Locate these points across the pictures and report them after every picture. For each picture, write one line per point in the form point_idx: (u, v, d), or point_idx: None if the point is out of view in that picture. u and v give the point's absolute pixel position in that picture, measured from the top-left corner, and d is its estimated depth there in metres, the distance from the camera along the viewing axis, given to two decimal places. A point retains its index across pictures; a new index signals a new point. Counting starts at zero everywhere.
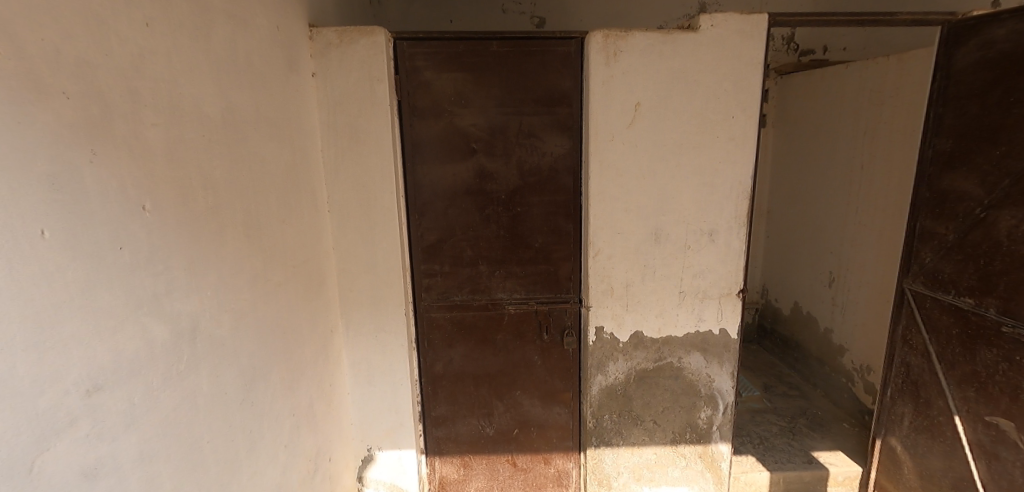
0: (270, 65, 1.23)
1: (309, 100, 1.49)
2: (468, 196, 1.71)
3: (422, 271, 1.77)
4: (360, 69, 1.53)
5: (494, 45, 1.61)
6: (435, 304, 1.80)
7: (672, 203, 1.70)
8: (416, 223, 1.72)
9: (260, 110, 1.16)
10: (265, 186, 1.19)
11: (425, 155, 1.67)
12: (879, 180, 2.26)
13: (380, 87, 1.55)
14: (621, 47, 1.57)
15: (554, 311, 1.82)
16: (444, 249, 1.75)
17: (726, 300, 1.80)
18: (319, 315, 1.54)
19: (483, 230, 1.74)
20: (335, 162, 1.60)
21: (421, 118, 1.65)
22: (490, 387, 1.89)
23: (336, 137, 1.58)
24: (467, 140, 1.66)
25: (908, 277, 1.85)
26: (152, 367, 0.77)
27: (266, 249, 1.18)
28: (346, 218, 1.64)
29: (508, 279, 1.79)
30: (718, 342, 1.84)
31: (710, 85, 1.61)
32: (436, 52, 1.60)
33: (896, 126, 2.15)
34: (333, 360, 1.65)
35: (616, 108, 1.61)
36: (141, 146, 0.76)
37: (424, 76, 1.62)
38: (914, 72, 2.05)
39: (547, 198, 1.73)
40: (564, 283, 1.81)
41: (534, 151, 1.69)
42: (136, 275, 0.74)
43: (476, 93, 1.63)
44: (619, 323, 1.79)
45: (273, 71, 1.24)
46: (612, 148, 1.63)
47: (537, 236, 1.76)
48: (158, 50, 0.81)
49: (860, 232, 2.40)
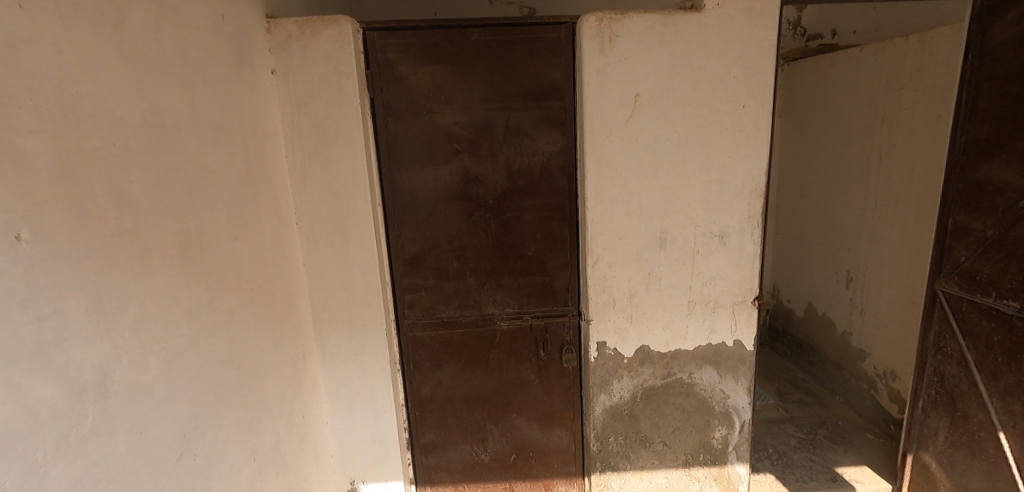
0: (214, 61, 1.07)
1: (268, 101, 1.33)
2: (453, 202, 1.55)
3: (404, 286, 1.61)
4: (326, 64, 1.37)
5: (475, 33, 1.44)
6: (420, 322, 1.64)
7: (678, 204, 1.53)
8: (395, 234, 1.56)
9: (198, 113, 1.00)
10: (209, 201, 1.02)
11: (403, 159, 1.51)
12: (899, 172, 2.09)
13: (348, 83, 1.38)
14: (617, 31, 1.40)
15: (551, 326, 1.66)
16: (427, 261, 1.59)
17: (740, 309, 1.63)
18: (287, 340, 1.38)
19: (471, 240, 1.58)
20: (303, 169, 1.43)
21: (397, 117, 1.48)
22: (483, 410, 1.73)
23: (302, 140, 1.42)
24: (449, 140, 1.50)
25: (940, 278, 1.68)
26: (38, 438, 0.61)
27: (212, 274, 1.02)
28: (317, 230, 1.48)
29: (499, 292, 1.63)
30: (733, 355, 1.68)
31: (718, 71, 1.44)
32: (411, 43, 1.44)
33: (918, 113, 1.98)
34: (307, 388, 1.49)
35: (613, 100, 1.44)
36: (14, 159, 0.60)
37: (398, 70, 1.45)
38: (939, 52, 1.88)
39: (539, 202, 1.57)
40: (561, 295, 1.64)
41: (523, 150, 1.52)
42: (11, 323, 0.58)
43: (457, 88, 1.47)
44: (623, 337, 1.63)
45: (217, 68, 1.08)
46: (609, 144, 1.47)
47: (530, 244, 1.59)
48: (41, 37, 0.65)
49: (880, 228, 2.23)
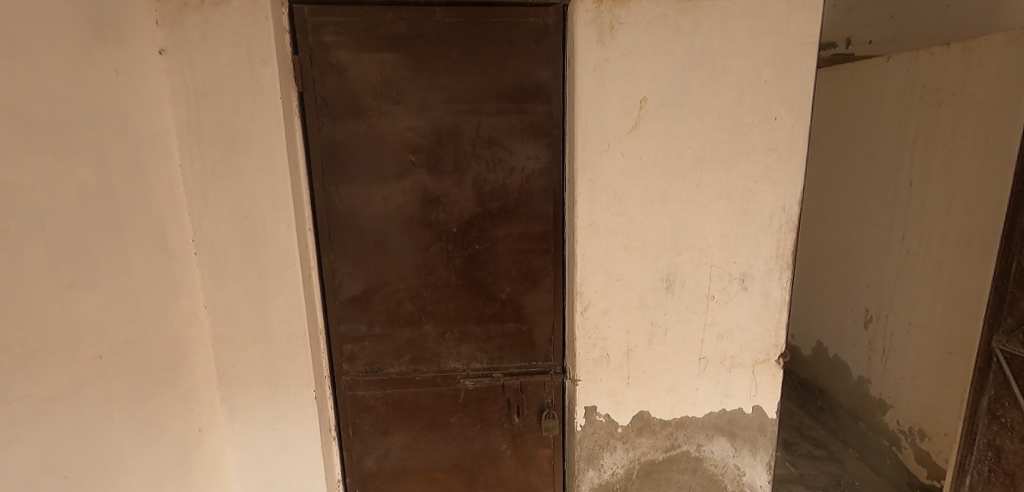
0: (16, 27, 0.73)
1: (147, 89, 0.99)
2: (407, 230, 1.21)
3: (342, 335, 1.26)
4: (232, 44, 1.03)
5: (437, 14, 1.12)
6: (362, 380, 1.28)
7: (690, 238, 1.22)
8: (332, 268, 1.22)
9: None
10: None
11: (342, 172, 1.17)
12: (937, 200, 1.84)
13: (264, 71, 1.04)
14: (620, 17, 1.09)
15: (529, 386, 1.33)
16: (373, 302, 1.24)
17: (762, 369, 1.32)
18: (168, 413, 1.03)
19: (430, 277, 1.24)
20: (202, 183, 1.08)
21: (335, 118, 1.15)
22: (441, 487, 1.38)
23: (200, 143, 1.07)
24: (402, 149, 1.17)
25: (999, 333, 1.40)
26: None
27: (0, 348, 0.68)
28: (223, 265, 1.12)
29: (464, 343, 1.29)
30: (751, 424, 1.36)
31: (746, 73, 1.13)
32: (352, 23, 1.11)
33: (961, 134, 1.73)
34: (202, 471, 1.13)
35: (613, 106, 1.12)
36: None
37: (336, 57, 1.12)
38: (990, 63, 1.62)
39: (516, 231, 1.24)
40: (542, 348, 1.31)
41: (496, 165, 1.19)
42: None
43: (414, 83, 1.14)
44: (617, 402, 1.30)
45: (21, 38, 0.74)
46: (606, 162, 1.15)
47: (503, 285, 1.26)
48: None
49: (911, 263, 1.97)
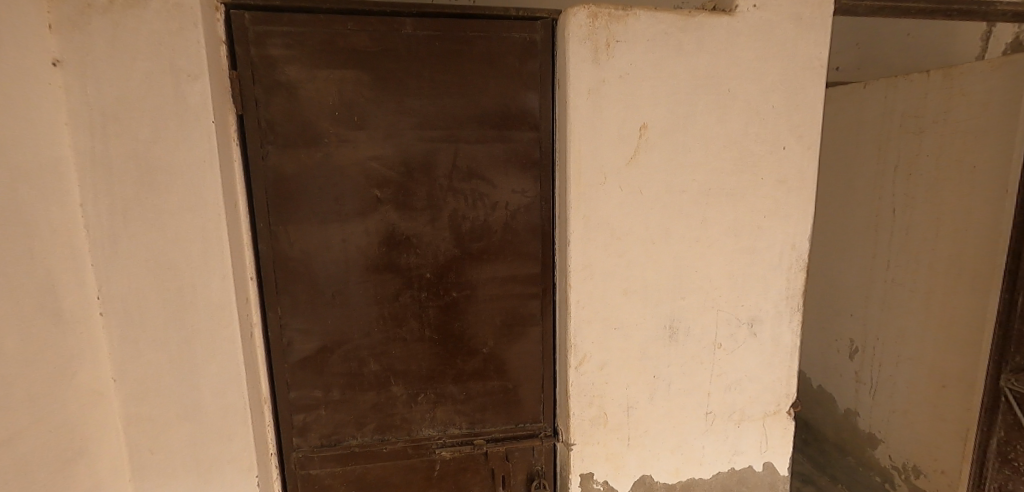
0: None
1: (33, 109, 0.78)
2: (371, 277, 1.02)
3: (291, 403, 1.05)
4: (153, 56, 0.83)
5: (406, 25, 0.96)
6: (317, 456, 1.07)
7: (694, 280, 1.09)
8: (278, 324, 1.02)
9: None
10: None
11: (291, 210, 0.98)
12: (923, 228, 1.81)
13: (193, 89, 0.85)
14: (617, 34, 0.96)
15: (514, 452, 1.15)
16: (330, 363, 1.04)
17: (773, 421, 1.19)
18: None
19: (398, 331, 1.05)
20: (111, 225, 0.86)
21: (283, 145, 0.96)
22: None
23: (107, 177, 0.85)
24: (365, 183, 0.99)
25: (1007, 372, 1.33)
26: None
27: None
28: (139, 327, 0.90)
29: (439, 406, 1.10)
30: (762, 483, 1.22)
31: (753, 99, 1.03)
32: (304, 34, 0.93)
33: (945, 162, 1.71)
34: None
35: (609, 133, 0.99)
36: None
37: (284, 74, 0.94)
38: (973, 91, 1.61)
39: (499, 275, 1.07)
40: (530, 407, 1.14)
41: (476, 200, 1.03)
42: None
43: (379, 106, 0.97)
44: (616, 467, 1.14)
45: None
46: (603, 196, 1.01)
47: (484, 336, 1.09)
48: None
49: (898, 292, 1.93)
